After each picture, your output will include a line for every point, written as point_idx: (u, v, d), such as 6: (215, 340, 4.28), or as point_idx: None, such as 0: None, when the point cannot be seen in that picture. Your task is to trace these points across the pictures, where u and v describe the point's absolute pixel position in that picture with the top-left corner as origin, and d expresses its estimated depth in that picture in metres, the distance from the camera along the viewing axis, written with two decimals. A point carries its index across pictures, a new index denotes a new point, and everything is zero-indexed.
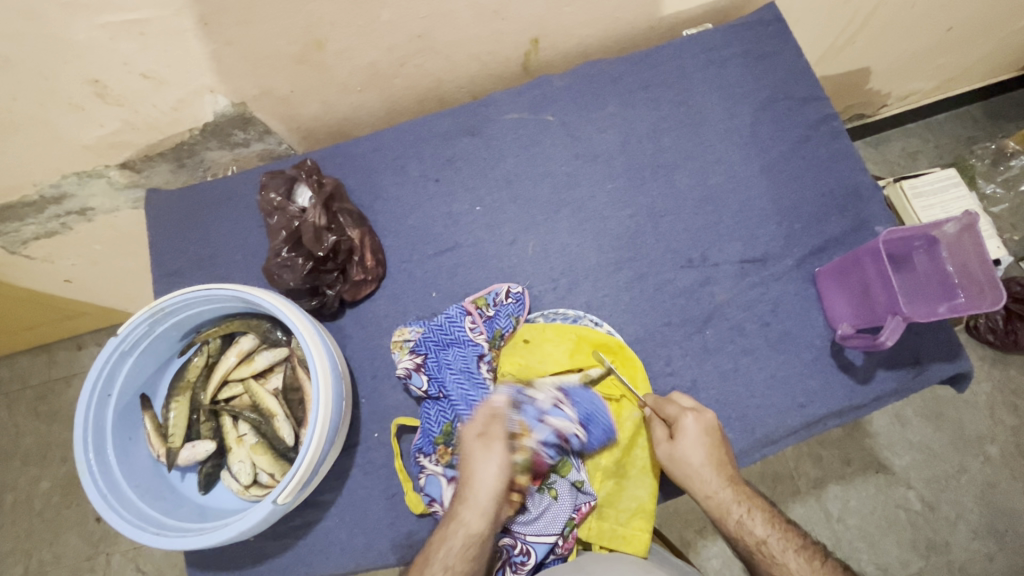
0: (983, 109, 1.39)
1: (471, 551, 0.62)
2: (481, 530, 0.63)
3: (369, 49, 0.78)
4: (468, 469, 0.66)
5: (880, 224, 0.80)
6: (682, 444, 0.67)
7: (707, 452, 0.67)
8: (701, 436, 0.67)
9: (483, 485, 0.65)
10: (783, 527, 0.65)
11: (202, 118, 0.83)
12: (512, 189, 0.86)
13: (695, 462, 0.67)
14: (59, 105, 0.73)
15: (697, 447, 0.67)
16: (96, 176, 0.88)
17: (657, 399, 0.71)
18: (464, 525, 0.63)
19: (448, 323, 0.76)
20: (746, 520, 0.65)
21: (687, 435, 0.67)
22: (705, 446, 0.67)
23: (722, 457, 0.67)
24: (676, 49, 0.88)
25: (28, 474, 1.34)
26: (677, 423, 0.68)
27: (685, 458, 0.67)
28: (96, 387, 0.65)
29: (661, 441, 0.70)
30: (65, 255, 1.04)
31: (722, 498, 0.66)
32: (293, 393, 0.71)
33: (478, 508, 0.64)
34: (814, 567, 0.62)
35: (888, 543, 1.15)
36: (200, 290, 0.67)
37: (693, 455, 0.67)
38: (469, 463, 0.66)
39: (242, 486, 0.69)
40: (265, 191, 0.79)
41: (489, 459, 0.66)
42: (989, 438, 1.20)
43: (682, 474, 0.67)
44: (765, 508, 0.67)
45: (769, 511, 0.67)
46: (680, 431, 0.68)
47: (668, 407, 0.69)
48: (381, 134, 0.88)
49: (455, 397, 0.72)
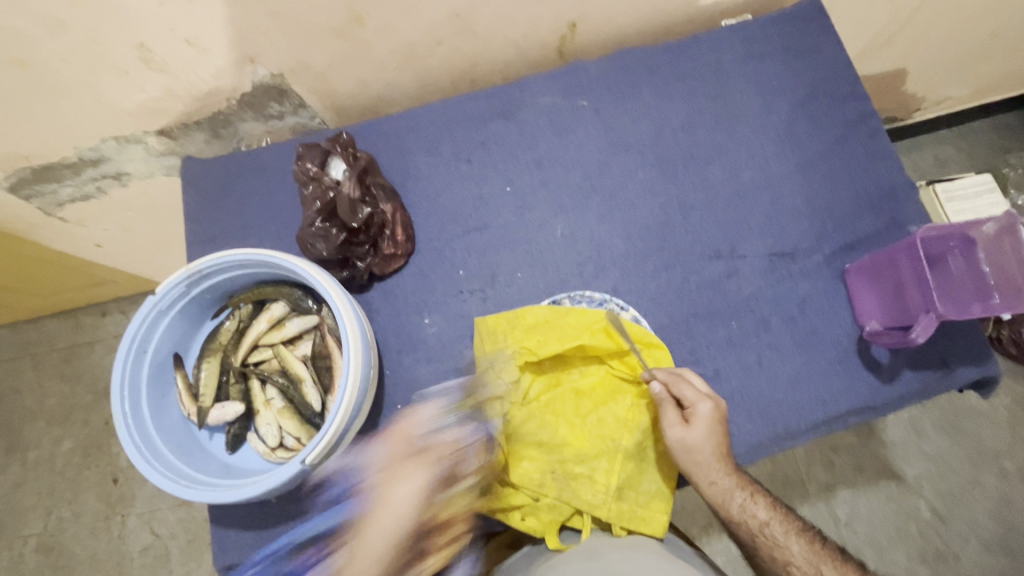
0: (1018, 119, 1.36)
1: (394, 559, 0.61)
2: (405, 531, 0.63)
3: (408, 26, 0.78)
4: (394, 475, 0.66)
5: (914, 225, 0.79)
6: (696, 429, 0.67)
7: (718, 440, 0.68)
8: (714, 421, 0.68)
9: (405, 500, 0.64)
10: (782, 512, 0.68)
11: (241, 88, 0.84)
12: (543, 172, 0.86)
13: (706, 450, 0.67)
14: (105, 67, 0.74)
15: (710, 437, 0.67)
16: (134, 142, 0.90)
17: (669, 378, 0.70)
18: (373, 516, 0.63)
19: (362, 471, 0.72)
20: (749, 505, 0.67)
21: (701, 421, 0.67)
22: (717, 432, 0.68)
23: (726, 445, 0.69)
24: (714, 40, 0.88)
25: (51, 434, 1.38)
26: (694, 407, 0.68)
27: (697, 444, 0.67)
28: (134, 342, 0.67)
29: (672, 424, 0.69)
30: (98, 219, 1.06)
31: (725, 485, 0.67)
32: (321, 360, 0.72)
33: (408, 513, 0.63)
34: (815, 550, 0.65)
35: (896, 551, 1.15)
36: (238, 254, 0.68)
37: (705, 443, 0.67)
38: (394, 473, 0.66)
39: (268, 448, 0.70)
40: (302, 161, 0.80)
41: (416, 475, 0.66)
42: (1005, 453, 1.18)
43: (692, 461, 0.68)
44: (764, 495, 0.69)
45: (768, 498, 0.69)
46: (695, 416, 0.68)
47: (684, 390, 0.69)
48: (415, 113, 0.88)
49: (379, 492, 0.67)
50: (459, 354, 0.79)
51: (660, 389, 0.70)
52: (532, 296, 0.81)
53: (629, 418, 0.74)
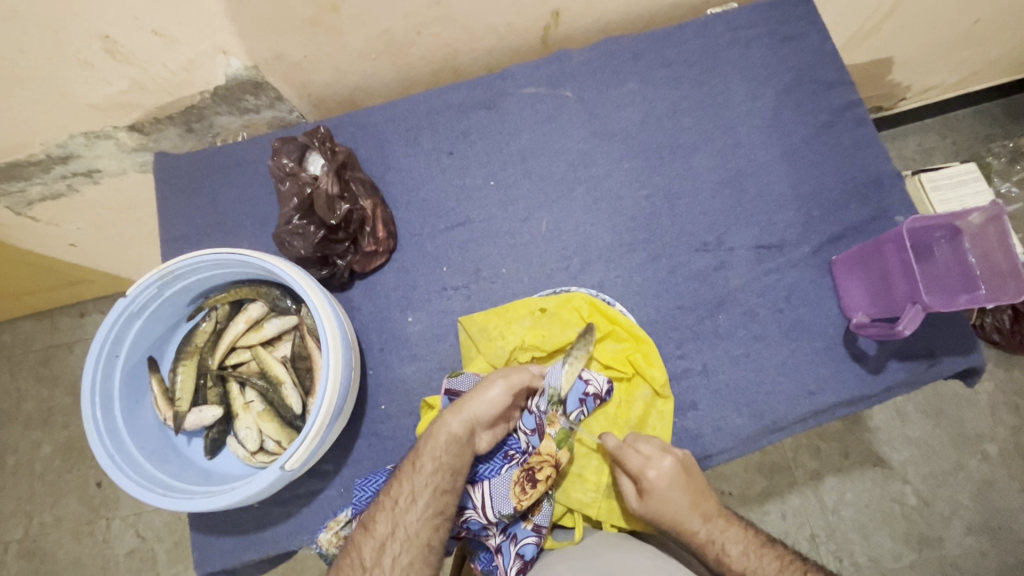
0: (1003, 106, 1.36)
1: (432, 485, 0.62)
2: (465, 435, 0.64)
3: (385, 15, 0.75)
4: (468, 393, 0.66)
5: (900, 215, 0.79)
6: (652, 500, 0.65)
7: (682, 496, 0.65)
8: (669, 489, 0.65)
9: (478, 411, 0.65)
10: (760, 553, 0.64)
11: (213, 81, 0.81)
12: (527, 164, 0.84)
13: (668, 514, 0.65)
14: (67, 60, 0.71)
15: (669, 496, 0.65)
16: (104, 137, 0.86)
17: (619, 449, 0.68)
18: (449, 427, 0.64)
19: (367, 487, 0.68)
20: (722, 557, 0.64)
21: (655, 493, 0.65)
22: (675, 496, 0.65)
23: (697, 491, 0.66)
24: (699, 28, 0.86)
25: (30, 438, 1.34)
26: (643, 481, 0.65)
27: (658, 512, 0.66)
28: (105, 347, 0.65)
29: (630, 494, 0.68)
30: (71, 218, 1.03)
31: (698, 538, 0.65)
32: (301, 361, 0.71)
33: (471, 422, 0.64)
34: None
35: (882, 536, 1.16)
36: (210, 254, 0.66)
37: (667, 505, 0.65)
38: (474, 389, 0.67)
39: (248, 452, 0.69)
40: (277, 157, 0.77)
41: (496, 391, 0.66)
42: (988, 437, 1.20)
43: (662, 523, 0.66)
44: (742, 535, 0.66)
45: (748, 537, 0.66)
46: (648, 490, 0.65)
47: (630, 462, 0.67)
48: (395, 104, 0.86)
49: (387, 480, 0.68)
50: (443, 352, 0.78)
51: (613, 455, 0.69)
52: (517, 291, 0.80)
53: (617, 413, 0.75)
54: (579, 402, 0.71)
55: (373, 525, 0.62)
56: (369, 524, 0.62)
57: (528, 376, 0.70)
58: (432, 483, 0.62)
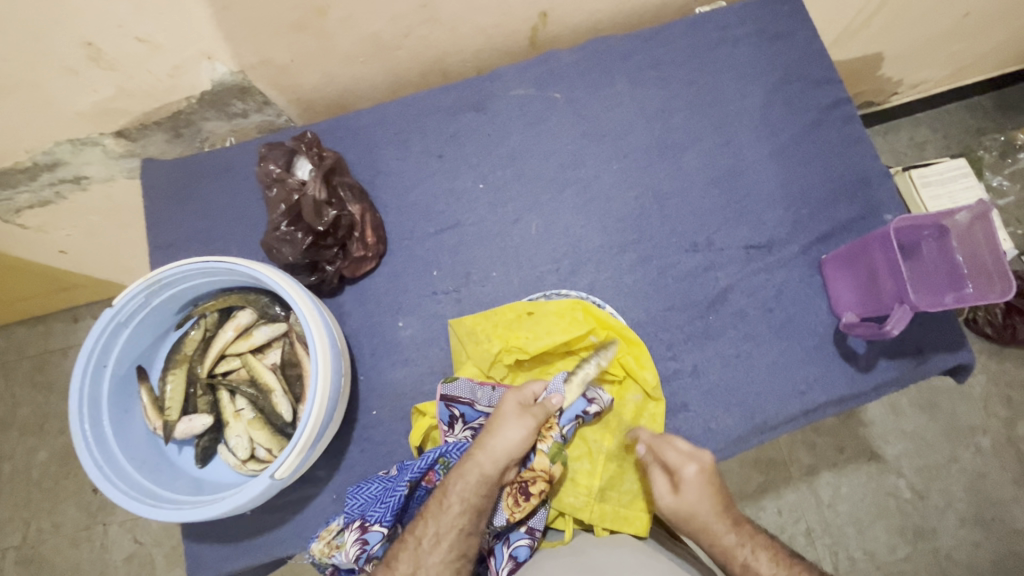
0: (993, 99, 1.36)
1: (457, 526, 0.61)
2: (494, 475, 0.63)
3: (371, 18, 0.75)
4: (493, 427, 0.65)
5: (888, 213, 0.79)
6: (685, 496, 0.65)
7: (712, 496, 0.65)
8: (702, 483, 0.65)
9: (506, 449, 0.64)
10: (788, 565, 0.62)
11: (200, 86, 0.80)
12: (517, 166, 0.84)
13: (700, 511, 0.64)
14: (50, 68, 0.70)
15: (703, 493, 0.65)
16: (90, 144, 0.86)
17: (655, 442, 0.68)
18: (478, 466, 0.63)
19: (358, 491, 0.67)
20: (751, 562, 0.62)
21: (689, 485, 0.65)
22: (708, 491, 0.65)
23: (725, 496, 0.66)
24: (688, 28, 0.86)
25: (26, 445, 1.34)
26: (678, 473, 0.65)
27: (689, 509, 0.65)
28: (92, 358, 0.65)
29: (662, 493, 0.67)
30: (60, 224, 1.02)
31: (725, 542, 0.64)
32: (291, 368, 0.71)
33: (499, 461, 0.63)
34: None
35: (877, 529, 1.16)
36: (198, 263, 0.66)
37: (700, 503, 0.65)
38: (499, 423, 0.66)
39: (239, 461, 0.69)
40: (264, 162, 0.77)
41: (522, 427, 0.65)
42: (981, 430, 1.20)
43: (691, 523, 0.65)
44: (769, 546, 0.64)
45: (777, 551, 0.64)
46: (682, 482, 0.65)
47: (667, 453, 0.67)
48: (383, 108, 0.86)
49: (379, 486, 0.66)
50: (434, 356, 0.78)
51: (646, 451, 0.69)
52: (508, 295, 0.80)
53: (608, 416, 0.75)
54: (576, 417, 0.71)
55: (394, 564, 0.60)
56: (392, 562, 0.60)
57: (534, 392, 0.70)
58: (458, 524, 0.61)
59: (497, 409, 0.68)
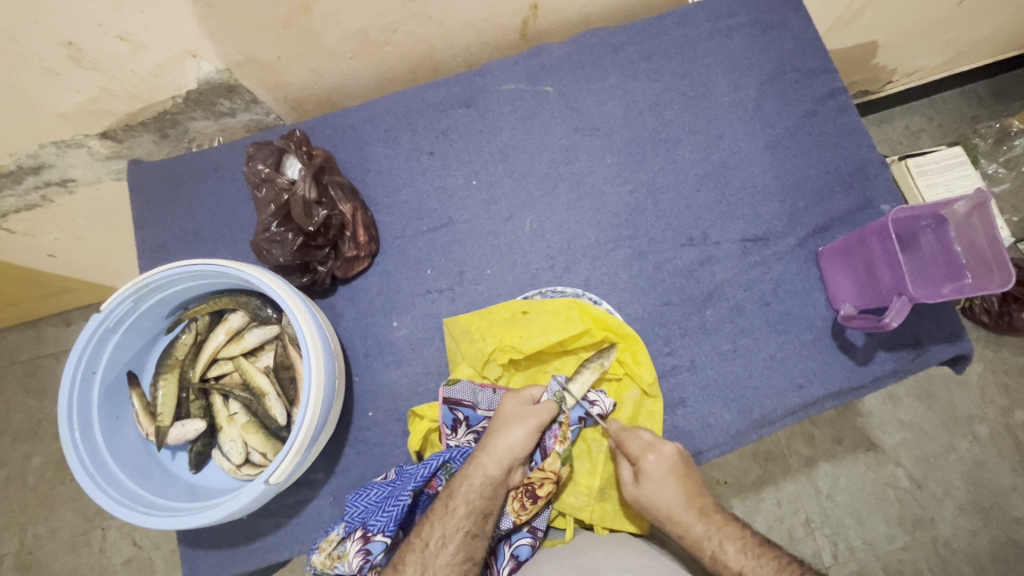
0: (987, 87, 1.35)
1: (462, 528, 0.61)
2: (498, 476, 0.64)
3: (358, 13, 0.73)
4: (496, 429, 0.66)
5: (884, 204, 0.78)
6: (648, 486, 0.65)
7: (677, 486, 0.64)
8: (665, 472, 0.65)
9: (508, 448, 0.65)
10: (758, 554, 0.61)
11: (185, 85, 0.79)
12: (509, 162, 0.83)
13: (665, 502, 0.64)
14: (30, 69, 0.68)
15: (664, 484, 0.64)
16: (75, 146, 0.84)
17: (619, 433, 0.69)
18: (482, 468, 0.64)
19: (359, 497, 0.67)
20: (718, 555, 0.62)
21: (650, 477, 0.65)
22: (673, 481, 0.64)
23: (692, 486, 0.65)
24: (680, 18, 0.85)
25: (20, 450, 1.33)
26: (639, 464, 0.66)
27: (653, 499, 0.65)
28: (81, 364, 0.64)
29: (627, 481, 0.68)
30: (47, 228, 1.00)
31: (694, 533, 0.63)
32: (285, 371, 0.70)
33: (503, 461, 0.64)
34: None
35: (876, 519, 1.17)
36: (186, 266, 0.64)
37: (663, 494, 0.64)
38: (500, 425, 0.67)
39: (233, 465, 0.68)
40: (252, 162, 0.76)
41: (523, 427, 0.66)
42: (979, 418, 1.21)
43: (656, 514, 0.65)
44: (739, 534, 0.63)
45: (745, 537, 0.63)
46: (643, 473, 0.65)
47: (630, 445, 0.67)
48: (373, 105, 0.84)
49: (380, 491, 0.67)
50: (429, 356, 0.77)
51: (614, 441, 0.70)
52: (502, 293, 0.79)
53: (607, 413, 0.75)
54: (579, 421, 0.71)
55: (400, 569, 0.59)
56: (398, 566, 0.59)
57: (534, 395, 0.71)
58: (464, 526, 0.61)
59: (498, 412, 0.69)
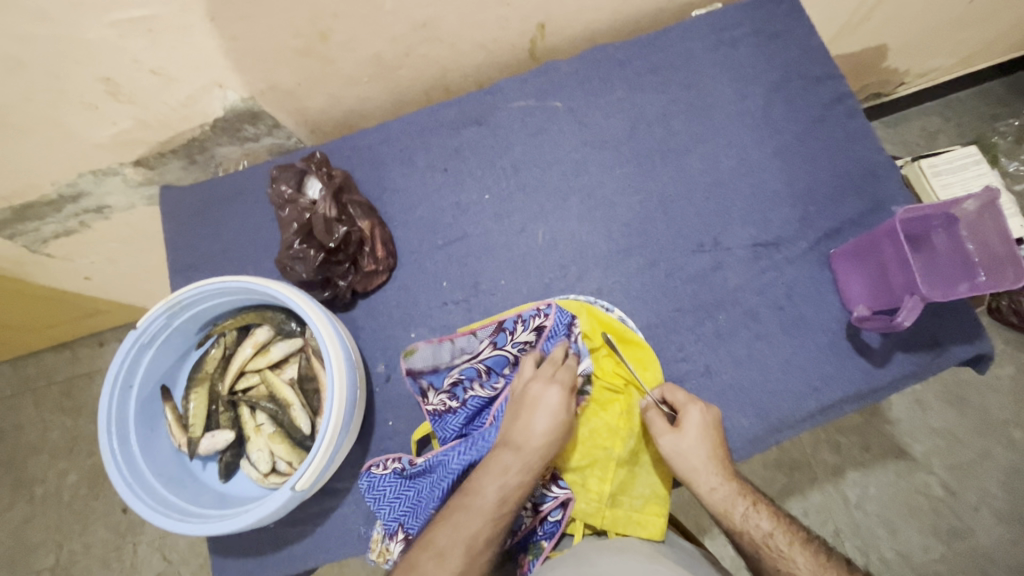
0: (1005, 86, 1.34)
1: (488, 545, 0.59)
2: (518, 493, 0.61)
3: (373, 39, 0.77)
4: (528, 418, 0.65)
5: (897, 205, 0.79)
6: (688, 435, 0.67)
7: (710, 447, 0.67)
8: (707, 428, 0.68)
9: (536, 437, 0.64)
10: (787, 523, 0.64)
11: (213, 114, 0.84)
12: (521, 176, 0.85)
13: (699, 456, 0.66)
14: (72, 104, 0.74)
15: (699, 444, 0.67)
16: (111, 174, 0.89)
17: (664, 387, 0.72)
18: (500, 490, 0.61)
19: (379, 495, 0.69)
20: (750, 514, 0.65)
21: (694, 427, 0.67)
22: (711, 439, 0.67)
23: (723, 451, 0.68)
24: (685, 31, 0.87)
25: (58, 467, 1.38)
26: (684, 413, 0.68)
27: (689, 450, 0.67)
28: (118, 378, 0.67)
29: (663, 433, 0.68)
30: (84, 252, 1.05)
31: (726, 491, 0.66)
32: (308, 382, 0.72)
33: (495, 515, 0.60)
34: (821, 562, 0.60)
35: (909, 528, 1.14)
36: (214, 283, 0.68)
37: (697, 453, 0.67)
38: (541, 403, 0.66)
39: (261, 474, 0.71)
40: (276, 184, 0.80)
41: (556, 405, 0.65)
42: (1012, 422, 1.17)
43: (683, 467, 0.67)
44: (766, 502, 0.66)
45: (771, 506, 0.66)
46: (687, 422, 0.68)
47: (676, 395, 0.70)
48: (389, 126, 0.88)
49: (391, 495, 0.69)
50: None
51: (653, 401, 0.71)
52: (517, 304, 0.81)
53: (616, 427, 0.73)
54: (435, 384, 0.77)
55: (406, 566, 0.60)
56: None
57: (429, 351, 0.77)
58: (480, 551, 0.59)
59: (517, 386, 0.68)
